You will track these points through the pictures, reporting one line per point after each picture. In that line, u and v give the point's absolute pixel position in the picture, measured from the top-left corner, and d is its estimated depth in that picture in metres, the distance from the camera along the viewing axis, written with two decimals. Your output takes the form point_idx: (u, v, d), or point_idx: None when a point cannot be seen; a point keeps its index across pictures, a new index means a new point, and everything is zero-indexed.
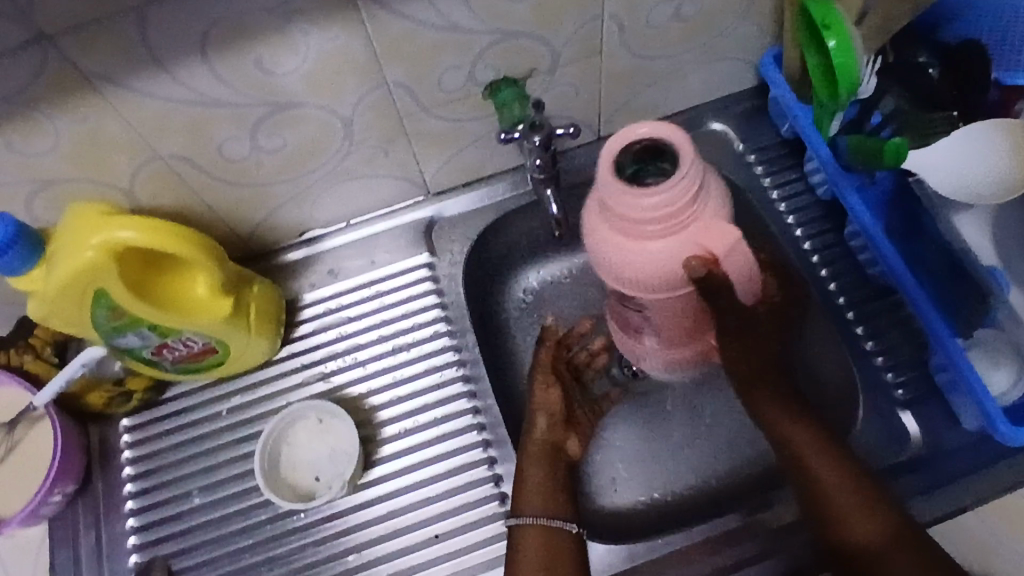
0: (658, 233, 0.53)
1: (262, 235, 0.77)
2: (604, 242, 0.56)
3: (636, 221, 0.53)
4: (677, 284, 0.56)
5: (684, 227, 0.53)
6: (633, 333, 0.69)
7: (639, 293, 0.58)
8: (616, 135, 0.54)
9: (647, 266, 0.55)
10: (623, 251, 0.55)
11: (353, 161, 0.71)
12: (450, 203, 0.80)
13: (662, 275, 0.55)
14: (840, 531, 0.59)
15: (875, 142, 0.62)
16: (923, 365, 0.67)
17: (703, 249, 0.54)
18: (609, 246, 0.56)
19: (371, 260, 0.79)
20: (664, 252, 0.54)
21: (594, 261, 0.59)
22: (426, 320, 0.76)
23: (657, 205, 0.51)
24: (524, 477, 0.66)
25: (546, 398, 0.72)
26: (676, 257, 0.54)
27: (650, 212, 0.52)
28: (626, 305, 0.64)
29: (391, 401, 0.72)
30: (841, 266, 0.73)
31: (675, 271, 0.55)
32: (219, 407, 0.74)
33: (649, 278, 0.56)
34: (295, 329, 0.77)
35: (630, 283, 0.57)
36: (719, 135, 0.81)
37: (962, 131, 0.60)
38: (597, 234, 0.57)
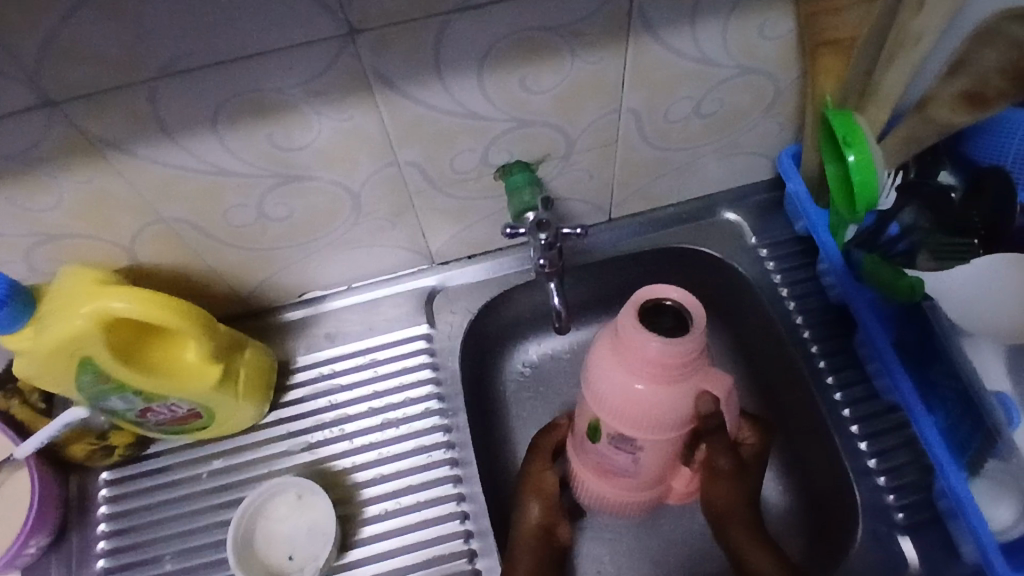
0: (656, 379, 0.55)
1: (263, 294, 0.76)
2: (605, 365, 0.58)
3: (641, 362, 0.55)
4: (650, 427, 0.58)
5: (676, 383, 0.55)
6: (601, 476, 0.67)
7: (611, 422, 0.59)
8: (652, 287, 0.56)
9: (640, 407, 0.57)
10: (616, 380, 0.57)
11: (359, 231, 0.70)
12: (454, 274, 0.79)
13: (641, 414, 0.57)
14: None
15: (889, 268, 0.63)
16: (928, 490, 0.65)
17: (688, 396, 0.56)
18: (606, 372, 0.58)
19: (369, 327, 0.78)
20: (658, 397, 0.56)
21: (588, 374, 0.60)
22: (419, 395, 0.74)
23: (661, 357, 0.53)
24: (513, 565, 0.62)
25: (541, 486, 0.66)
26: (659, 403, 0.56)
27: (655, 360, 0.54)
28: (592, 441, 0.63)
29: (374, 479, 0.70)
30: (848, 376, 0.71)
31: (664, 416, 0.57)
32: (201, 468, 0.72)
33: (629, 410, 0.57)
34: (286, 394, 0.75)
35: (608, 409, 0.59)
36: (733, 225, 0.80)
37: (984, 258, 0.58)
38: (602, 352, 0.58)
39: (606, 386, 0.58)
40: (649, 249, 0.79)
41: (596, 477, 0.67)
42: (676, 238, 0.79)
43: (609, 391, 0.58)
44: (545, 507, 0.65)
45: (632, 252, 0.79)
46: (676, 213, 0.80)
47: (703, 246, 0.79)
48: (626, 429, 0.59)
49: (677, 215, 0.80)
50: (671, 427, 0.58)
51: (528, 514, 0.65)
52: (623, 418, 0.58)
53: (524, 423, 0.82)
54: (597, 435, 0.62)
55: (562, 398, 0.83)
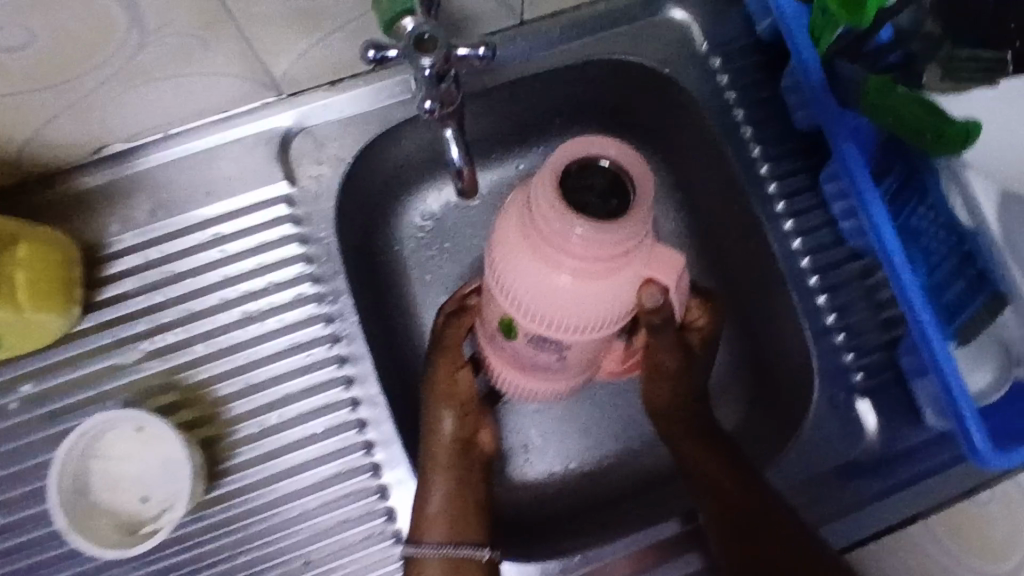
0: (585, 272, 0.41)
1: (35, 156, 0.53)
2: (516, 253, 0.43)
3: (563, 250, 0.40)
4: (579, 328, 0.44)
5: (611, 275, 0.41)
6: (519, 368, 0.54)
7: (528, 323, 0.45)
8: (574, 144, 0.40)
9: (565, 308, 0.43)
10: (532, 272, 0.42)
11: (153, 55, 0.47)
12: (314, 109, 0.58)
13: (565, 316, 0.44)
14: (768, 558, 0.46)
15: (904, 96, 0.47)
16: (891, 345, 0.57)
17: (627, 288, 0.43)
18: (520, 262, 0.43)
19: (205, 191, 0.58)
20: (589, 295, 0.42)
21: (495, 264, 0.45)
22: (287, 279, 0.57)
23: (590, 243, 0.39)
24: (426, 491, 0.51)
25: (451, 392, 0.54)
26: (589, 298, 0.43)
27: (582, 248, 0.39)
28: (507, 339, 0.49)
29: (243, 391, 0.55)
30: (811, 219, 0.59)
31: (597, 316, 0.44)
32: (6, 400, 0.54)
33: (552, 310, 0.43)
34: (103, 292, 0.56)
35: (524, 309, 0.45)
36: (677, 28, 0.61)
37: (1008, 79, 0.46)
38: (512, 233, 0.43)
39: (520, 284, 0.43)
40: (573, 63, 0.60)
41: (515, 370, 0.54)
42: (608, 47, 0.61)
43: (523, 290, 0.44)
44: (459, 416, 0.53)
45: (551, 67, 0.60)
46: (607, 13, 0.60)
47: (641, 56, 0.61)
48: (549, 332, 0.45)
49: (608, 15, 0.60)
50: (605, 325, 0.45)
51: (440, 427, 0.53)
52: (543, 321, 0.44)
53: (428, 295, 0.67)
54: (512, 334, 0.48)
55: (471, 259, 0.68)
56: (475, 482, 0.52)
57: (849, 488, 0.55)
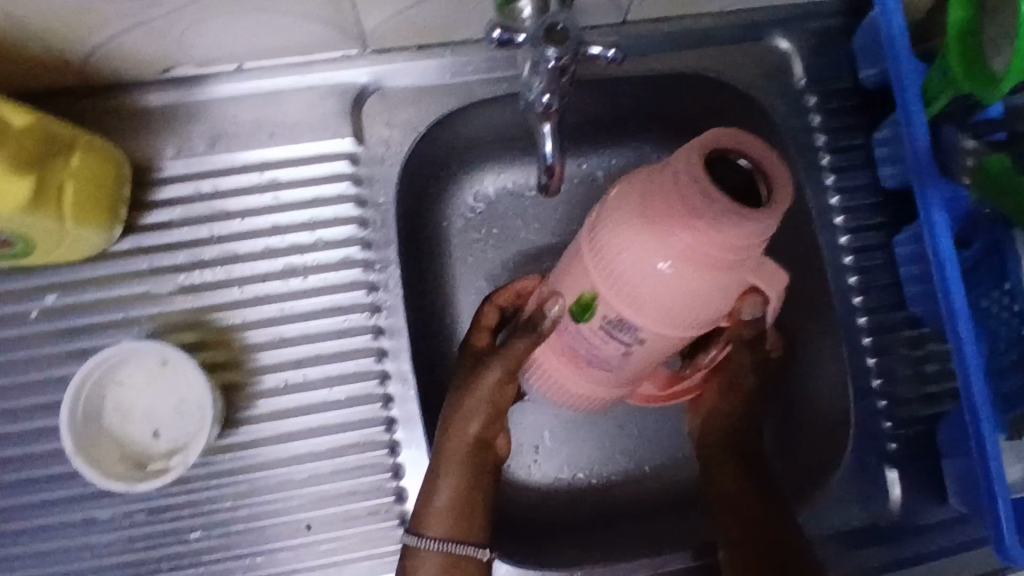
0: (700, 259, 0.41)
1: (102, 64, 0.51)
2: (628, 228, 0.42)
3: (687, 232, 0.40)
4: (670, 318, 0.44)
5: (723, 271, 0.41)
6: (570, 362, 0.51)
7: (616, 301, 0.44)
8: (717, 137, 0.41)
9: (663, 292, 0.42)
10: (642, 249, 0.42)
11: None
12: (395, 70, 0.56)
13: (660, 301, 0.43)
14: None
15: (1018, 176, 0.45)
16: (931, 420, 0.56)
17: (729, 286, 0.43)
18: (631, 236, 0.42)
19: (269, 133, 0.55)
20: (694, 285, 0.42)
21: (597, 236, 0.45)
22: (337, 238, 0.56)
23: (723, 229, 0.39)
24: (434, 486, 0.47)
25: (484, 390, 0.49)
26: (693, 290, 0.42)
27: (712, 232, 0.39)
28: (576, 320, 0.47)
29: (272, 343, 0.54)
30: (876, 277, 0.58)
31: (690, 309, 0.43)
32: (28, 306, 0.53)
33: (650, 293, 0.43)
34: (146, 215, 0.54)
35: (619, 286, 0.44)
36: (779, 57, 0.59)
37: None
38: (627, 209, 0.43)
39: (626, 258, 0.43)
40: (668, 74, 0.58)
41: (566, 365, 0.52)
42: (705, 64, 0.58)
43: (627, 264, 0.43)
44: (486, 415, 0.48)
45: (645, 74, 0.58)
46: (711, 29, 0.58)
47: (736, 80, 0.59)
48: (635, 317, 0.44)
49: (711, 32, 0.58)
50: (693, 323, 0.44)
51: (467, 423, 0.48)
52: (635, 300, 0.43)
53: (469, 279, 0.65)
54: (586, 315, 0.46)
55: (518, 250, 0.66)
56: (487, 489, 0.48)
57: (861, 552, 0.54)
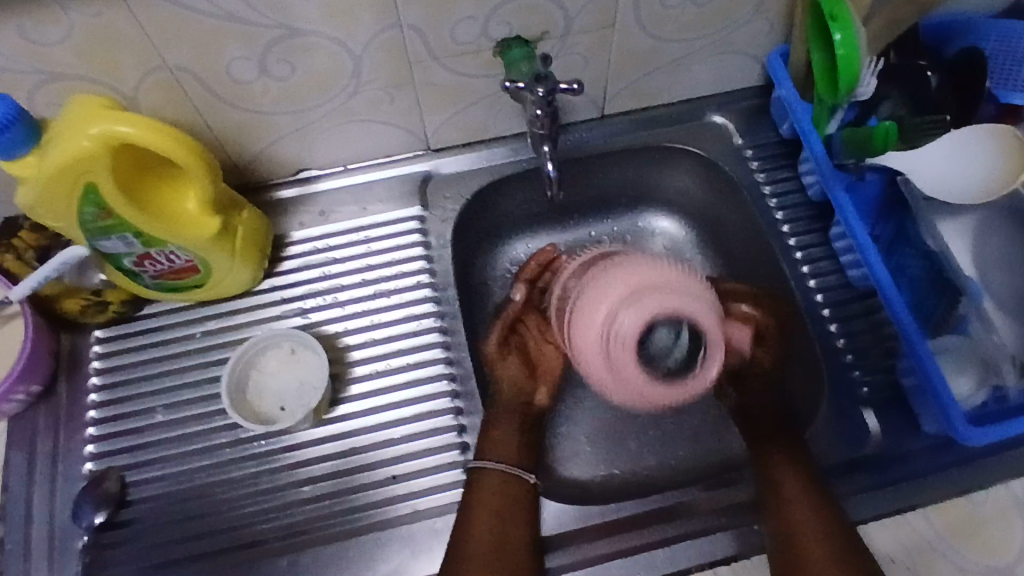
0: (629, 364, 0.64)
1: (257, 166, 0.77)
2: (583, 323, 0.65)
3: (612, 341, 0.63)
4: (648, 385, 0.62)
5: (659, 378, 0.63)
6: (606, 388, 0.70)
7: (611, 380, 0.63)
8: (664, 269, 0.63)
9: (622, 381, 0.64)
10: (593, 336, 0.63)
11: (357, 101, 0.72)
12: (448, 161, 0.81)
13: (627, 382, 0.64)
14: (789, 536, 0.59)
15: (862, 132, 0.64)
16: (890, 368, 0.69)
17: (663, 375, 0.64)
18: (579, 328, 0.65)
19: (363, 207, 0.80)
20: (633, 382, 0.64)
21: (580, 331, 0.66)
22: (411, 270, 0.77)
23: (634, 331, 0.61)
24: (493, 427, 0.67)
25: (506, 366, 0.72)
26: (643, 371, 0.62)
27: (631, 334, 0.61)
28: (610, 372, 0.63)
29: (365, 342, 0.73)
30: (822, 266, 0.75)
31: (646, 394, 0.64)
32: (193, 329, 0.74)
33: (624, 371, 0.61)
34: (279, 264, 0.77)
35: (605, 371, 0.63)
36: (719, 127, 0.82)
37: (956, 135, 0.61)
38: (589, 324, 0.65)
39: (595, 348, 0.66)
40: (640, 146, 0.81)
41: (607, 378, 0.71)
42: (665, 136, 0.81)
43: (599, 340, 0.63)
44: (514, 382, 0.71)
45: (624, 148, 0.81)
46: (666, 113, 0.82)
47: (690, 143, 0.81)
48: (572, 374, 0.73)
49: (666, 115, 0.82)
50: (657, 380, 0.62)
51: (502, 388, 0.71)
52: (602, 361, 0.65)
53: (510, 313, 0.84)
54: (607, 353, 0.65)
55: None
56: (525, 428, 0.69)
57: (847, 477, 0.65)
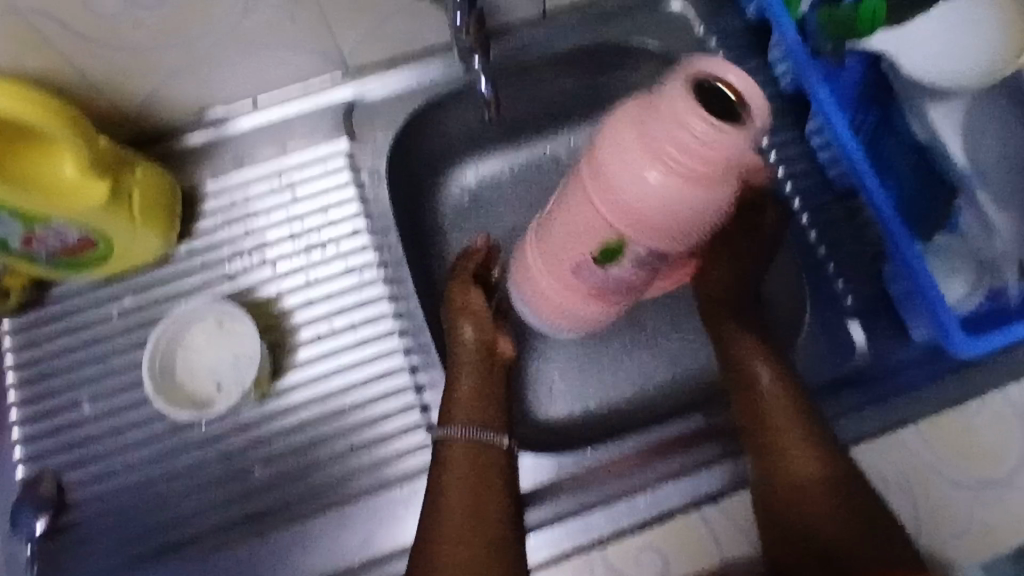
0: (683, 177, 0.45)
1: (153, 113, 0.66)
2: (625, 142, 0.46)
3: (679, 161, 0.44)
4: (669, 236, 0.49)
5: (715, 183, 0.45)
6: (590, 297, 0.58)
7: (614, 225, 0.49)
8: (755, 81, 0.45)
9: (656, 213, 0.47)
10: (635, 168, 0.46)
11: (253, 25, 0.60)
12: (372, 85, 0.70)
13: (659, 223, 0.47)
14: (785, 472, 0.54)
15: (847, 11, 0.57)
16: (876, 275, 0.64)
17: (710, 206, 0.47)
18: (618, 157, 0.47)
19: (283, 148, 0.70)
20: (680, 204, 0.46)
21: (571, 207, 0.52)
22: (344, 216, 0.68)
23: (711, 148, 0.43)
24: (455, 385, 0.59)
25: (465, 306, 0.63)
26: (693, 211, 0.47)
27: (700, 152, 0.43)
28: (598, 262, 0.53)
29: (305, 304, 0.66)
30: (800, 168, 0.68)
31: (675, 223, 0.47)
32: (110, 308, 0.66)
33: (651, 212, 0.47)
34: (195, 225, 0.68)
35: (615, 209, 0.48)
36: (678, 17, 0.72)
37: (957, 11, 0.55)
38: (660, 124, 0.44)
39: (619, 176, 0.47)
40: (591, 46, 0.71)
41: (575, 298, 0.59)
42: (619, 32, 0.71)
43: (614, 182, 0.47)
44: (477, 328, 0.62)
45: (574, 50, 0.71)
46: (618, 4, 0.71)
47: (647, 38, 0.71)
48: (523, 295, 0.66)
49: (619, 6, 0.71)
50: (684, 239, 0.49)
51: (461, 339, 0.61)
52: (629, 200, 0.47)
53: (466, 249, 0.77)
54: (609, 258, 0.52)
55: (506, 222, 0.78)
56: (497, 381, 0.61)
57: (835, 396, 0.61)
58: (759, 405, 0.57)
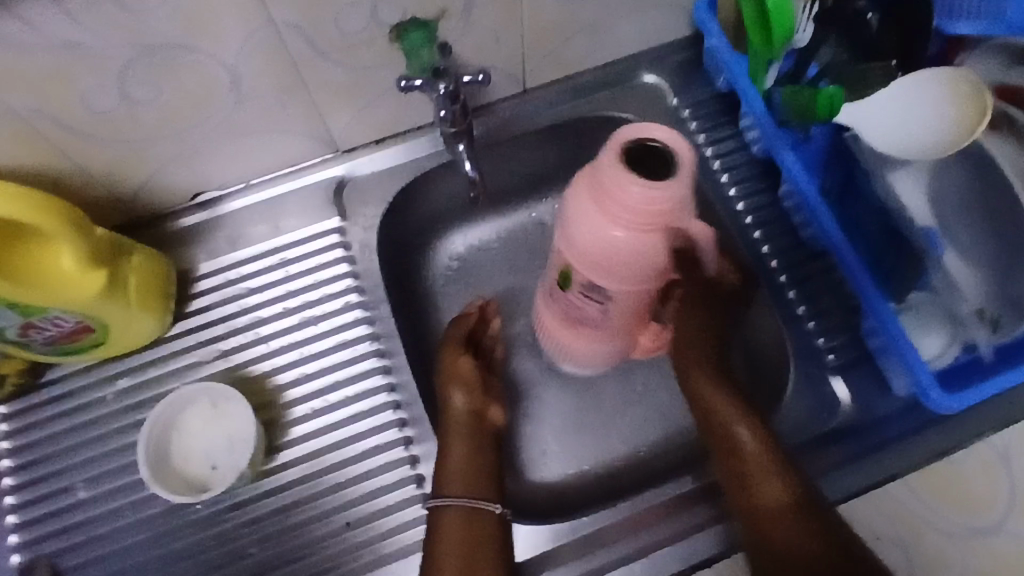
0: (634, 226, 0.51)
1: (148, 198, 0.68)
2: (583, 206, 0.53)
3: (626, 213, 0.51)
4: (628, 278, 0.56)
5: (656, 230, 0.52)
6: (571, 324, 0.68)
7: (583, 270, 0.57)
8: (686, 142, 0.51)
9: (609, 253, 0.54)
10: (594, 221, 0.53)
11: (246, 115, 0.63)
12: (361, 162, 0.72)
13: (612, 261, 0.54)
14: (758, 526, 0.54)
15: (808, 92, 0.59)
16: (855, 330, 0.66)
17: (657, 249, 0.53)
18: (581, 216, 0.54)
19: (275, 226, 0.71)
20: (632, 246, 0.53)
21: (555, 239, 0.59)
22: (337, 290, 0.70)
23: (647, 206, 0.50)
24: (447, 453, 0.60)
25: (455, 375, 0.65)
26: (641, 255, 0.53)
27: (639, 209, 0.50)
28: (563, 289, 0.62)
29: (299, 379, 0.67)
30: (775, 228, 0.71)
31: (628, 263, 0.54)
32: (106, 390, 0.67)
33: (609, 260, 0.54)
34: (189, 304, 0.70)
35: (581, 258, 0.56)
36: (652, 89, 0.76)
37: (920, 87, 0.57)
38: (606, 190, 0.51)
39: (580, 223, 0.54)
40: (570, 119, 0.74)
41: (567, 327, 0.68)
42: (596, 105, 0.75)
43: (578, 227, 0.54)
44: (467, 394, 0.64)
45: (553, 123, 0.74)
46: (594, 78, 0.75)
47: (623, 110, 0.75)
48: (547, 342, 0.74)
49: (595, 80, 0.75)
50: (643, 279, 0.56)
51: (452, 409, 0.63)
52: (586, 244, 0.54)
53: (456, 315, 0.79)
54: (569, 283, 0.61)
55: (494, 286, 0.80)
56: (487, 446, 0.62)
57: (823, 451, 0.62)
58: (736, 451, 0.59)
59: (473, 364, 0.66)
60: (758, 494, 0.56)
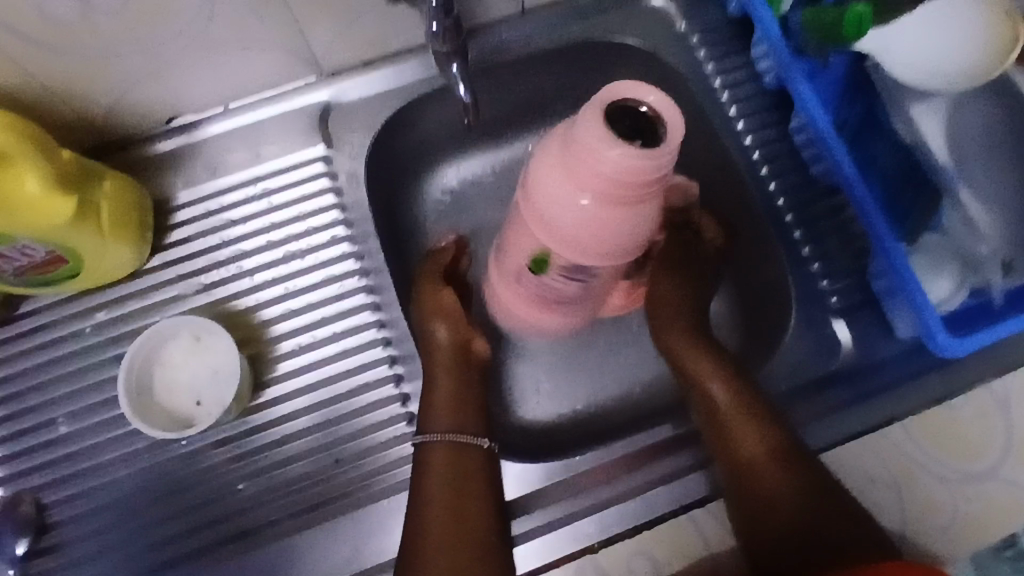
0: (608, 196, 0.49)
1: (119, 120, 0.64)
2: (554, 173, 0.50)
3: (602, 183, 0.48)
4: (599, 250, 0.53)
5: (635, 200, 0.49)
6: (542, 305, 0.64)
7: (554, 245, 0.54)
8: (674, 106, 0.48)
9: (581, 227, 0.51)
10: (566, 192, 0.50)
11: (218, 30, 0.58)
12: (348, 86, 0.67)
13: (588, 235, 0.51)
14: (746, 483, 0.53)
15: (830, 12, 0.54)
16: (860, 273, 0.64)
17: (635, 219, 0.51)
18: (549, 181, 0.51)
19: (257, 153, 0.67)
20: (607, 216, 0.50)
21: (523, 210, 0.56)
22: (323, 223, 0.66)
23: (624, 174, 0.46)
24: (433, 386, 0.59)
25: (438, 309, 0.63)
26: (618, 226, 0.51)
27: (615, 174, 0.47)
28: (536, 273, 0.58)
29: (284, 315, 0.65)
30: (783, 165, 0.67)
31: (604, 235, 0.51)
32: (83, 323, 0.64)
33: (583, 233, 0.52)
34: (168, 235, 0.66)
35: (554, 234, 0.53)
36: (659, 13, 0.71)
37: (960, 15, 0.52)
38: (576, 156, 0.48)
39: (549, 195, 0.51)
40: (570, 43, 0.69)
41: (534, 307, 0.65)
42: (600, 28, 0.70)
43: (549, 197, 0.51)
44: (453, 323, 0.62)
45: (551, 47, 0.69)
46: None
47: (627, 34, 0.70)
48: (490, 289, 0.70)
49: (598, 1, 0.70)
50: (618, 250, 0.53)
51: (436, 349, 0.61)
52: (557, 217, 0.52)
53: None
54: (543, 268, 0.57)
55: (486, 222, 0.77)
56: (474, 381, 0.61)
57: (820, 395, 0.62)
58: (714, 405, 0.58)
59: (455, 298, 0.64)
60: (738, 445, 0.54)
